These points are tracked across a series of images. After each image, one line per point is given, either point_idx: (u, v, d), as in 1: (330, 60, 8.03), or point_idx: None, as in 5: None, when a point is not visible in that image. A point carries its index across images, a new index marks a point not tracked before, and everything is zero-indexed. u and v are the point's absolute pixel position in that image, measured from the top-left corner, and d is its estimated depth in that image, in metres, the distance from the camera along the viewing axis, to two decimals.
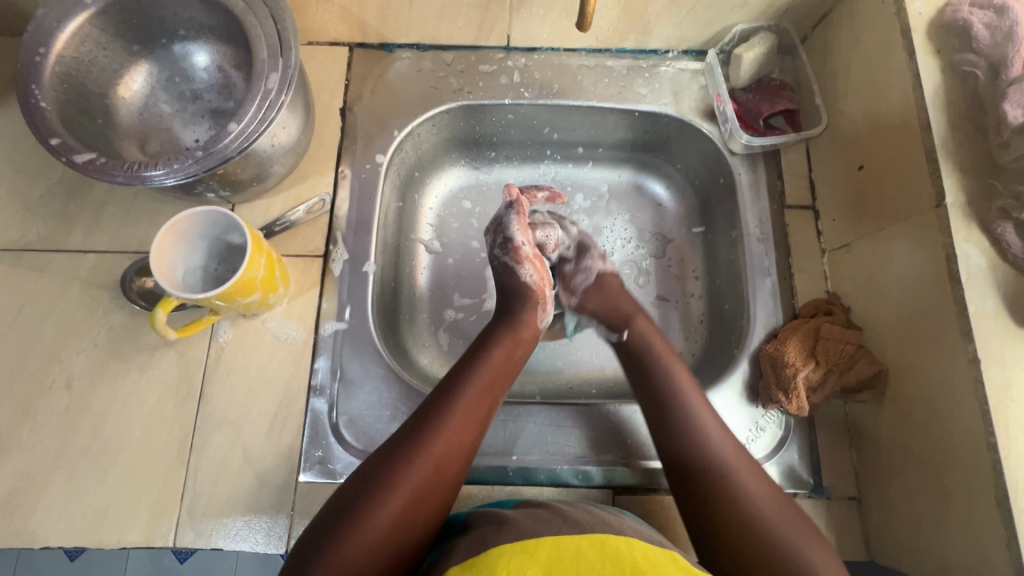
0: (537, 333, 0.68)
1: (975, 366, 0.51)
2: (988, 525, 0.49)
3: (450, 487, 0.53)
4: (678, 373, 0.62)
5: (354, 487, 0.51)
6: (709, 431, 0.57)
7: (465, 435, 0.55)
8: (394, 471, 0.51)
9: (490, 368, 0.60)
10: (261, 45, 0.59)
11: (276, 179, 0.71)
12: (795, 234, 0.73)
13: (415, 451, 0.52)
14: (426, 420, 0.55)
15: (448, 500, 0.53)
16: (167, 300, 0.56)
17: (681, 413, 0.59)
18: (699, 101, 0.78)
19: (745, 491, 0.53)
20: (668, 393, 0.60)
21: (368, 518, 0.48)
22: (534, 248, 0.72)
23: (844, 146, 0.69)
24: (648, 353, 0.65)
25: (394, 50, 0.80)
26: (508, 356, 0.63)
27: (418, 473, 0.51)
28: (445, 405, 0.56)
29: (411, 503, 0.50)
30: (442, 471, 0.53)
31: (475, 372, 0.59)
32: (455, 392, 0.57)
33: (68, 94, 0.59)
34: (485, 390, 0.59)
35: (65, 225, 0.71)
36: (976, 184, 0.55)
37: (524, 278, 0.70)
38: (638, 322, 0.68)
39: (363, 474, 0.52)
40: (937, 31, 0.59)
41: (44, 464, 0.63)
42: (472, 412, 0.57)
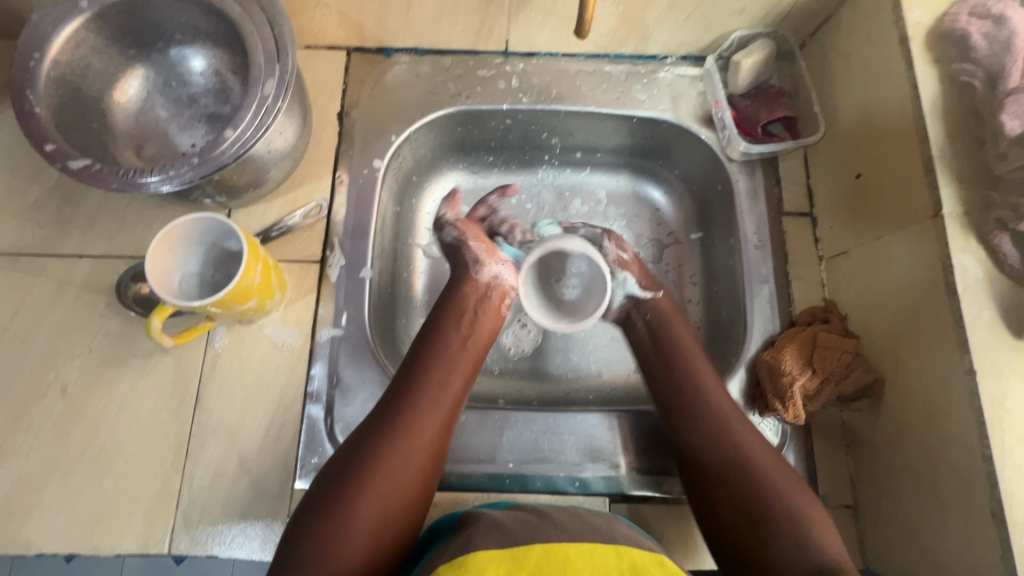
0: (489, 295, 0.67)
1: (972, 377, 0.51)
2: (983, 535, 0.49)
3: (425, 460, 0.55)
4: (701, 369, 0.63)
5: (329, 477, 0.53)
6: (732, 427, 0.59)
7: (433, 419, 0.57)
8: (365, 455, 0.53)
9: (449, 344, 0.62)
10: (259, 50, 0.59)
11: (273, 184, 0.71)
12: (792, 241, 0.73)
13: (383, 434, 0.54)
14: (391, 403, 0.57)
15: (425, 484, 0.54)
16: (163, 307, 0.56)
17: (704, 406, 0.61)
18: (697, 107, 0.78)
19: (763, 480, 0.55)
20: (691, 387, 0.62)
21: (347, 504, 0.50)
22: (459, 222, 0.70)
23: (842, 154, 0.69)
24: (680, 350, 0.65)
25: (392, 55, 0.80)
26: (465, 329, 0.64)
27: (392, 462, 0.53)
28: (407, 386, 0.58)
29: (389, 484, 0.52)
30: (412, 448, 0.54)
31: (433, 349, 0.61)
32: (416, 373, 0.59)
33: (64, 99, 0.59)
34: (447, 365, 0.60)
35: (60, 230, 0.70)
36: (973, 194, 0.55)
37: (449, 238, 0.70)
38: (674, 326, 0.68)
39: (337, 467, 0.53)
40: (935, 40, 0.59)
41: (39, 470, 0.63)
42: (437, 386, 0.58)
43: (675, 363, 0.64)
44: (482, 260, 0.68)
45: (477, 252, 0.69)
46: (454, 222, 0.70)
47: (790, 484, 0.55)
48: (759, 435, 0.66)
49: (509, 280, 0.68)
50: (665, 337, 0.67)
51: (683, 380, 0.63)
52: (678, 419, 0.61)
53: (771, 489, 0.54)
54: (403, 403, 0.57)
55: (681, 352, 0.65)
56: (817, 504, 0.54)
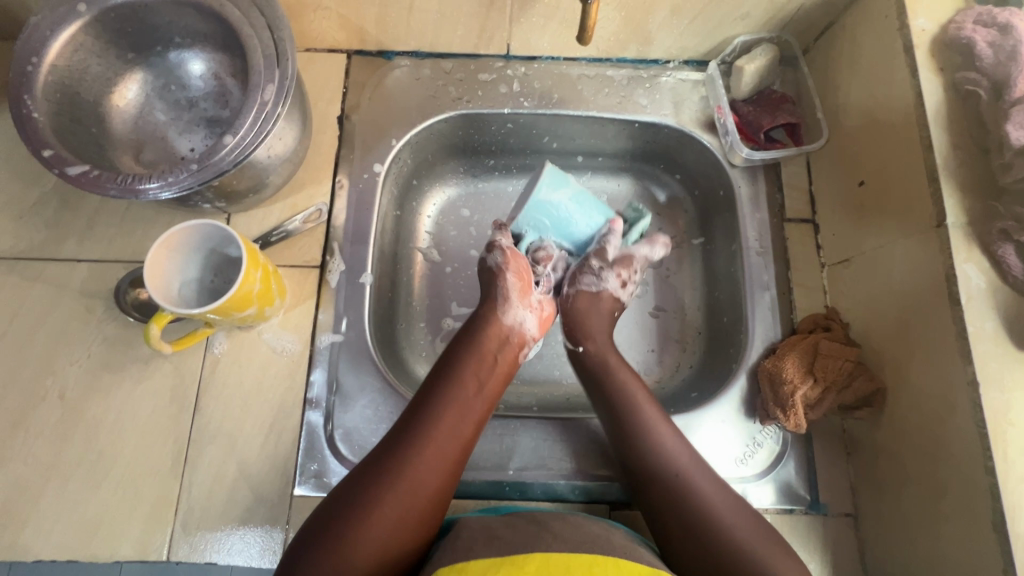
0: (511, 332, 0.66)
1: (974, 389, 0.50)
2: (985, 547, 0.49)
3: (431, 504, 0.52)
4: (644, 405, 0.62)
5: (330, 511, 0.50)
6: (679, 461, 0.58)
7: (441, 453, 0.54)
8: (370, 493, 0.50)
9: (466, 380, 0.59)
10: (258, 55, 0.59)
11: (273, 189, 0.71)
12: (794, 248, 0.72)
13: (389, 472, 0.52)
14: (401, 439, 0.54)
15: (429, 519, 0.52)
16: (161, 314, 0.56)
17: (650, 449, 0.58)
18: (699, 112, 0.77)
19: (722, 524, 0.53)
20: (634, 430, 0.60)
21: (348, 542, 0.48)
22: (504, 256, 0.69)
23: (845, 161, 0.69)
24: (609, 373, 0.65)
25: (392, 58, 0.79)
26: (483, 366, 0.61)
27: (393, 492, 0.51)
28: (420, 423, 0.55)
29: (392, 524, 0.49)
30: (420, 490, 0.52)
31: (451, 385, 0.59)
32: (432, 409, 0.56)
33: (61, 104, 0.58)
34: (462, 403, 0.58)
35: (58, 234, 0.70)
36: (977, 204, 0.54)
37: (492, 263, 0.69)
38: (603, 347, 0.68)
39: (341, 494, 0.51)
40: (940, 48, 0.59)
41: (36, 477, 0.62)
42: (445, 429, 0.55)
43: (614, 400, 0.63)
44: (512, 299, 0.67)
45: (508, 289, 0.67)
46: (502, 249, 0.69)
47: (748, 521, 0.54)
48: (760, 443, 0.65)
49: (531, 329, 0.68)
50: (600, 369, 0.66)
51: (624, 423, 0.61)
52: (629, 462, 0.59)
53: (723, 530, 0.53)
54: (416, 432, 0.55)
55: (621, 391, 0.63)
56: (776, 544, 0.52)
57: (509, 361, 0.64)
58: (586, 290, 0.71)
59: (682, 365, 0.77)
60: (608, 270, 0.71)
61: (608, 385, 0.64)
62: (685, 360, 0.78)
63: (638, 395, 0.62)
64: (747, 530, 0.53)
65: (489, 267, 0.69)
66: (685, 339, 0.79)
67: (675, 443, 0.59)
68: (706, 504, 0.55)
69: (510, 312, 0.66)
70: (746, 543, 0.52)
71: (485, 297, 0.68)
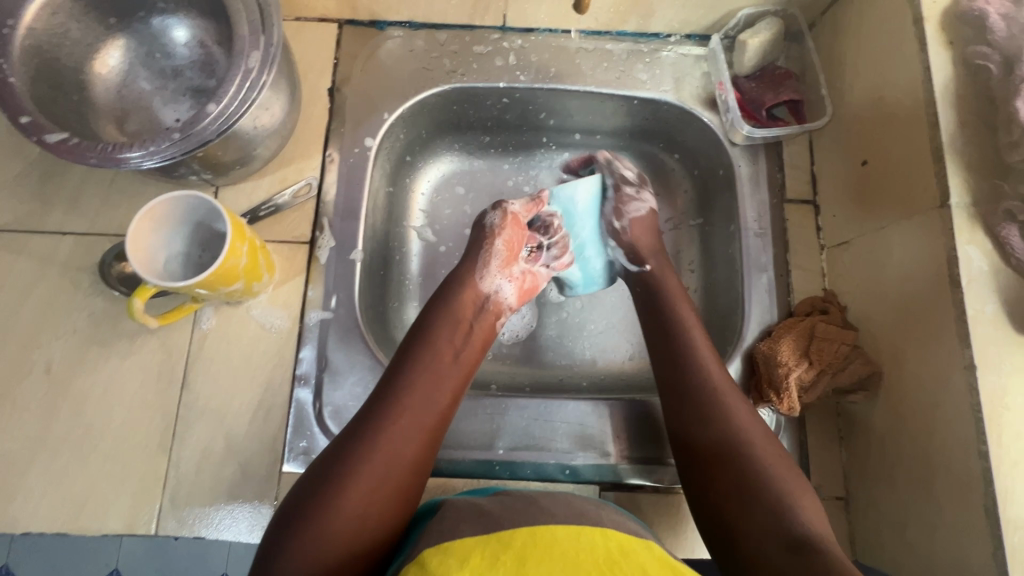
0: (484, 299, 0.64)
1: (971, 372, 0.50)
2: (975, 532, 0.49)
3: (409, 475, 0.51)
4: (701, 343, 0.60)
5: (304, 491, 0.49)
6: (714, 380, 0.58)
7: (414, 418, 0.54)
8: (344, 468, 0.49)
9: (438, 347, 0.59)
10: (243, 21, 0.57)
11: (261, 162, 0.69)
12: (793, 229, 0.71)
13: (362, 446, 0.51)
14: (373, 412, 0.53)
15: (410, 486, 0.52)
16: (145, 287, 0.55)
17: (701, 380, 0.58)
18: (701, 88, 0.75)
19: (749, 448, 0.53)
20: (680, 342, 0.61)
21: (324, 518, 0.47)
22: (502, 215, 0.68)
23: (848, 140, 0.67)
24: (670, 313, 0.64)
25: (385, 28, 0.77)
26: (458, 333, 0.61)
27: (370, 461, 0.50)
28: (389, 397, 0.54)
29: (370, 496, 0.49)
30: (395, 461, 0.51)
31: (423, 353, 0.58)
32: (404, 379, 0.56)
33: (40, 70, 0.56)
34: (437, 371, 0.57)
35: (43, 206, 0.69)
36: (981, 184, 0.53)
37: (489, 222, 0.68)
38: (667, 279, 0.68)
39: (315, 473, 0.50)
40: (951, 21, 0.57)
41: (23, 450, 0.62)
42: (418, 396, 0.55)
43: (667, 332, 0.62)
44: (491, 265, 0.65)
45: (500, 250, 0.66)
46: (505, 210, 0.68)
47: (770, 449, 0.53)
48: None
49: (507, 296, 0.66)
50: (664, 305, 0.65)
51: (674, 337, 0.61)
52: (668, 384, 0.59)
53: (755, 459, 0.52)
54: (387, 401, 0.54)
55: (677, 322, 0.63)
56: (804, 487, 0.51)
57: (484, 322, 0.63)
58: (636, 214, 0.72)
59: None
60: (641, 190, 0.73)
61: (669, 310, 0.64)
62: None
63: (687, 315, 0.63)
64: (779, 463, 0.52)
65: (484, 225, 0.68)
66: None
67: (718, 375, 0.58)
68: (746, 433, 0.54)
69: (489, 277, 0.65)
70: (771, 468, 0.51)
71: (466, 259, 0.66)
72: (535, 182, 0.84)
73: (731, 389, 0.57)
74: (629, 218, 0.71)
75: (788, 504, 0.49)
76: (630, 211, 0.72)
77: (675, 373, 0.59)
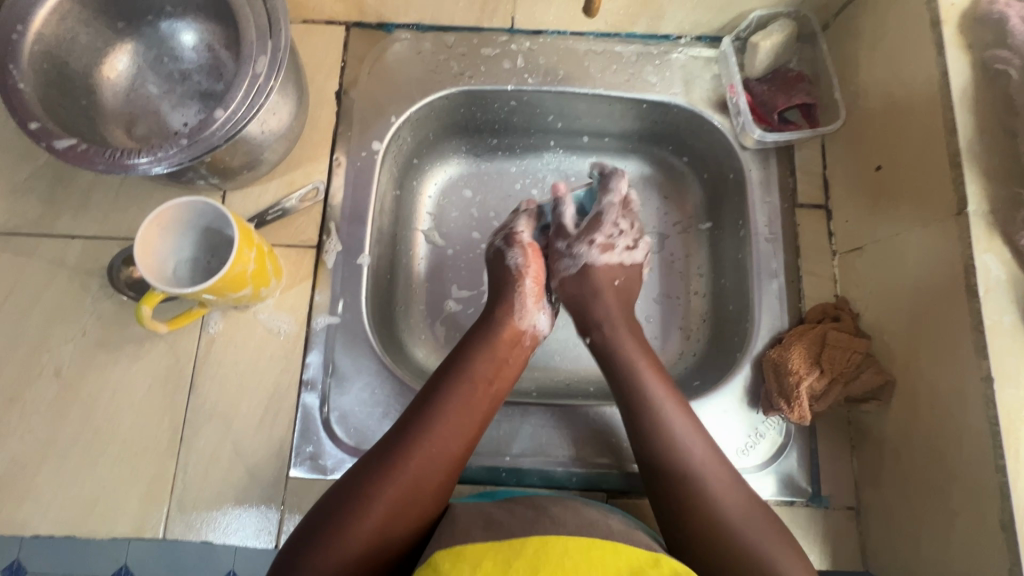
0: (521, 334, 0.64)
1: (989, 384, 0.49)
2: (992, 549, 0.48)
3: (434, 497, 0.52)
4: (659, 396, 0.59)
5: (330, 502, 0.50)
6: (693, 461, 0.56)
7: (446, 447, 0.53)
8: (370, 485, 0.50)
9: (475, 375, 0.58)
10: (250, 26, 0.56)
11: (268, 166, 0.69)
12: (805, 235, 0.70)
13: (393, 465, 0.51)
14: (405, 433, 0.53)
15: (429, 513, 0.52)
16: (152, 294, 0.55)
17: (658, 430, 0.57)
18: (711, 91, 0.74)
19: (736, 531, 0.51)
20: (648, 425, 0.58)
21: (347, 527, 0.47)
22: (523, 261, 0.67)
23: (863, 144, 0.66)
24: (617, 357, 0.63)
25: (392, 31, 0.76)
26: (495, 363, 0.60)
27: (396, 484, 0.50)
28: (426, 419, 0.54)
29: (394, 511, 0.49)
30: (421, 486, 0.51)
31: (459, 380, 0.57)
32: (442, 404, 0.55)
33: (49, 75, 0.57)
34: (471, 400, 0.57)
35: (53, 209, 0.69)
36: (1001, 192, 0.52)
37: (511, 260, 0.68)
38: (621, 339, 0.64)
39: (343, 485, 0.51)
40: (970, 23, 0.56)
41: (32, 453, 0.62)
42: (454, 425, 0.55)
43: (623, 382, 0.61)
44: (528, 302, 0.66)
45: (528, 291, 0.66)
46: (523, 246, 0.68)
47: (751, 506, 0.54)
48: (762, 434, 0.64)
49: (543, 328, 0.67)
50: (623, 368, 0.62)
51: (642, 425, 0.58)
52: (630, 428, 0.59)
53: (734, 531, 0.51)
54: (422, 421, 0.54)
55: (633, 372, 0.61)
56: (787, 550, 0.51)
57: (517, 356, 0.63)
58: (567, 272, 0.68)
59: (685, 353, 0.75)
60: (580, 242, 0.68)
61: (630, 380, 0.61)
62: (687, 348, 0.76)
63: (654, 392, 0.60)
64: (769, 534, 0.52)
65: (507, 264, 0.67)
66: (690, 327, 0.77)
67: (687, 430, 0.58)
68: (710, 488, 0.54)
69: (525, 313, 0.65)
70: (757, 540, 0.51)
71: (502, 292, 0.66)
72: (542, 186, 0.83)
73: (714, 460, 0.56)
74: (559, 279, 0.68)
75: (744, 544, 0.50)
76: (562, 270, 0.68)
77: (654, 451, 0.57)
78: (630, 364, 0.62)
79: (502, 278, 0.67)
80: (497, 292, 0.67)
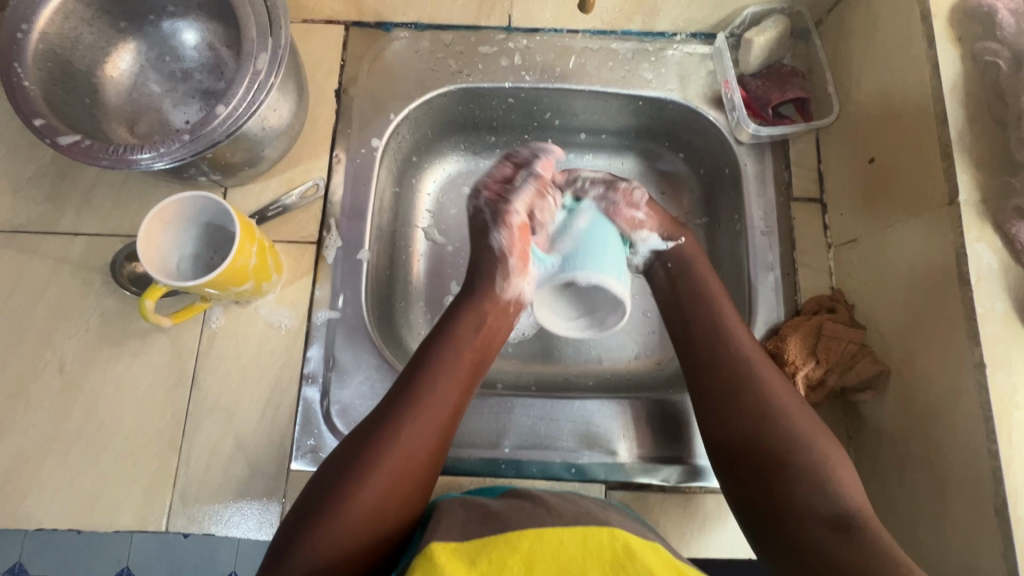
0: (507, 300, 0.64)
1: (981, 371, 0.49)
2: (986, 534, 0.48)
3: (428, 466, 0.53)
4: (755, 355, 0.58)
5: (325, 480, 0.50)
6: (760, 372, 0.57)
7: (435, 417, 0.54)
8: (355, 476, 0.49)
9: (458, 347, 0.59)
10: (251, 24, 0.57)
11: (269, 163, 0.70)
12: (800, 228, 0.71)
13: (386, 437, 0.52)
14: (396, 403, 0.54)
15: (424, 483, 0.53)
16: (155, 288, 0.55)
17: (746, 380, 0.56)
18: (706, 87, 0.75)
19: (793, 432, 0.52)
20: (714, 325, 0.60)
21: (336, 521, 0.47)
22: (523, 218, 0.65)
23: (856, 137, 0.67)
24: (705, 300, 0.63)
25: (391, 30, 0.77)
26: (477, 333, 0.61)
27: (390, 457, 0.51)
28: (413, 390, 0.55)
29: (381, 494, 0.49)
30: (414, 457, 0.52)
31: (442, 351, 0.59)
32: (422, 380, 0.56)
33: (53, 72, 0.58)
34: (454, 368, 0.58)
35: (55, 207, 0.70)
36: (991, 182, 0.52)
37: (495, 241, 0.65)
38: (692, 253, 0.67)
39: (336, 461, 0.51)
40: (959, 17, 0.56)
41: (37, 447, 0.63)
42: (440, 394, 0.55)
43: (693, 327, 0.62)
44: (512, 273, 0.64)
45: (509, 266, 0.64)
46: (511, 228, 0.64)
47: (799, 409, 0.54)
48: None
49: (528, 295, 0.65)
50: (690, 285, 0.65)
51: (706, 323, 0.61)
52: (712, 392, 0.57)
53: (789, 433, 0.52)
54: (410, 391, 0.55)
55: (717, 317, 0.61)
56: (839, 454, 0.52)
57: (500, 328, 0.64)
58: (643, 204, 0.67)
59: None
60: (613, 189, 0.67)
61: (693, 286, 0.64)
62: None
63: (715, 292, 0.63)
64: (819, 437, 0.52)
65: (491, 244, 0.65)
66: None
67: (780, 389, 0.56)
68: (791, 418, 0.53)
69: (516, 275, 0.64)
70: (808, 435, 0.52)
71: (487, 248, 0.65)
72: None
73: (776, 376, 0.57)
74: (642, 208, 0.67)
75: (824, 476, 0.50)
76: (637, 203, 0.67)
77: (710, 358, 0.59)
78: (693, 276, 0.65)
79: (483, 254, 0.66)
80: (478, 255, 0.66)
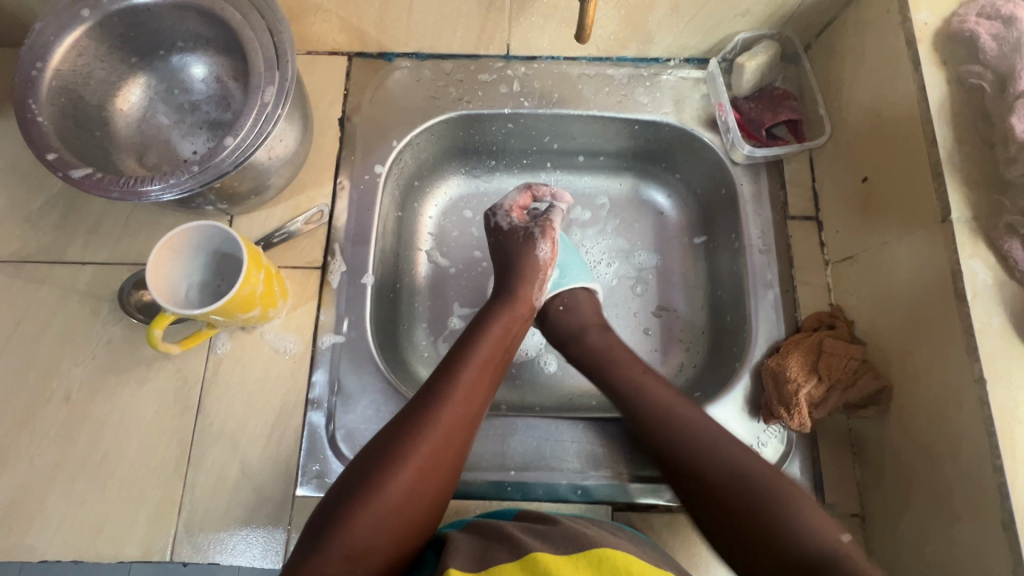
0: (532, 311, 0.67)
1: (981, 386, 0.50)
2: (995, 550, 0.48)
3: (458, 455, 0.53)
4: (705, 423, 0.57)
5: (362, 465, 0.50)
6: (710, 439, 0.55)
7: (469, 404, 0.55)
8: (390, 466, 0.49)
9: (488, 339, 0.60)
10: (258, 57, 0.59)
11: (274, 191, 0.71)
12: (798, 246, 0.72)
13: (423, 423, 0.52)
14: (431, 391, 0.55)
15: (454, 473, 0.53)
16: (162, 316, 0.56)
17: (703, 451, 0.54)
18: (701, 110, 0.77)
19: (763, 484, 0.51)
20: (653, 406, 0.59)
21: (374, 509, 0.47)
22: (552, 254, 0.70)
23: (848, 157, 0.68)
24: (639, 385, 0.61)
25: (393, 60, 0.80)
26: (506, 326, 0.63)
27: (428, 440, 0.51)
28: (447, 379, 0.56)
29: (416, 479, 0.49)
30: (449, 445, 0.52)
31: (477, 343, 0.60)
32: (452, 371, 0.56)
33: (66, 108, 0.59)
34: (486, 358, 0.59)
35: (64, 237, 0.71)
36: (982, 200, 0.54)
37: (540, 251, 0.69)
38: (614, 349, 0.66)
39: (372, 449, 0.51)
40: (943, 40, 0.58)
41: (43, 477, 0.63)
42: (473, 382, 0.56)
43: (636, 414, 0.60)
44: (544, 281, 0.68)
45: (541, 270, 0.68)
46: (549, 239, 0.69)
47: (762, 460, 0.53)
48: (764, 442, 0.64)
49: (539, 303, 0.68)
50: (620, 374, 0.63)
51: (639, 402, 0.60)
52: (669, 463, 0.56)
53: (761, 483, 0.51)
54: (443, 380, 0.56)
55: (659, 411, 0.59)
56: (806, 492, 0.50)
57: (524, 329, 0.66)
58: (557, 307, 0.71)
59: (685, 365, 0.77)
60: None
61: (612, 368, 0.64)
62: (688, 360, 0.77)
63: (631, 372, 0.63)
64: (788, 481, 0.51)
65: (534, 255, 0.68)
66: (688, 339, 0.78)
67: (737, 447, 0.54)
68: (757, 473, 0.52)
69: (540, 293, 0.68)
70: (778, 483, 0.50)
71: (510, 265, 0.68)
72: None
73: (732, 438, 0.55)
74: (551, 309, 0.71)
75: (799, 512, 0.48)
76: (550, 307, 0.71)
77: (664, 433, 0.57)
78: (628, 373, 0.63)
79: (522, 262, 0.68)
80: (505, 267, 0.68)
